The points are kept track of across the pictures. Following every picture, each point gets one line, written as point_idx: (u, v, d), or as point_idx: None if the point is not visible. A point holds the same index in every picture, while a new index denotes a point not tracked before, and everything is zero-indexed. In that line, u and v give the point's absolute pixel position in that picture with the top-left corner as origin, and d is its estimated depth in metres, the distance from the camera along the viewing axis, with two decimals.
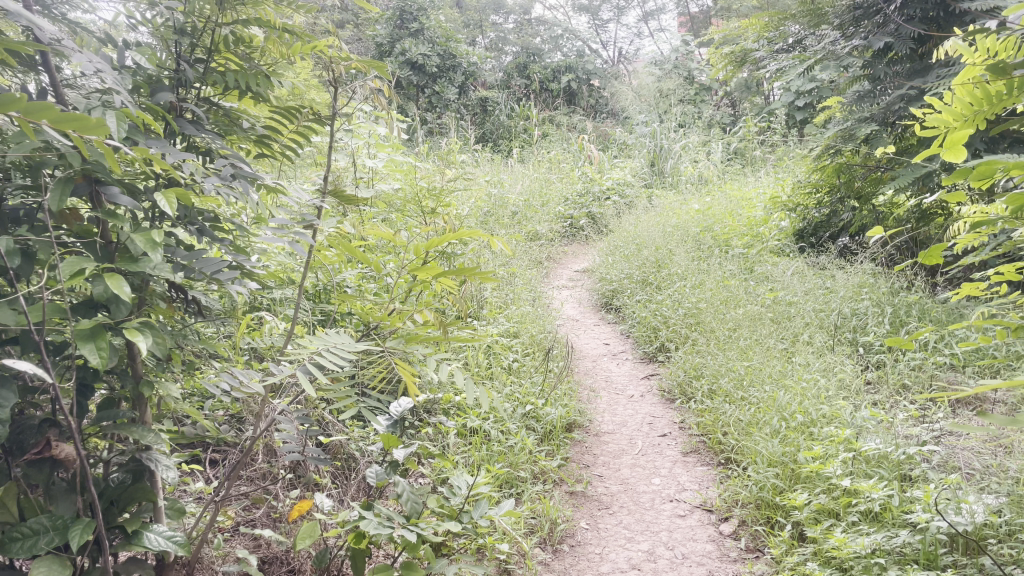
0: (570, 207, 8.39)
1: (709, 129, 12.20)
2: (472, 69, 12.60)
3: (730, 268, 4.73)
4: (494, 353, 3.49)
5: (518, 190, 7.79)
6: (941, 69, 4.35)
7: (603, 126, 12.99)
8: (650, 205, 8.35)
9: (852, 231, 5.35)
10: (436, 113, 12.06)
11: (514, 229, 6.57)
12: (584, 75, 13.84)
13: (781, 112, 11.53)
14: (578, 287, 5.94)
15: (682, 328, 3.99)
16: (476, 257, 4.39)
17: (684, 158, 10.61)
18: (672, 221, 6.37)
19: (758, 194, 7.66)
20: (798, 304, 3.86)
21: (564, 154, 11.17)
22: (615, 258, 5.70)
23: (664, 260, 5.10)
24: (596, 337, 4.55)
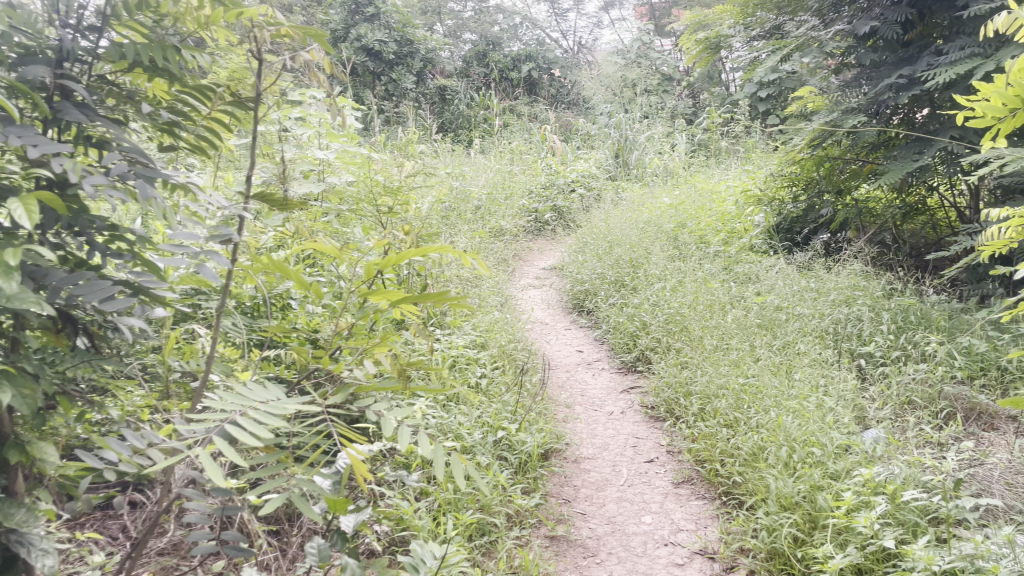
0: (534, 200, 8.03)
1: (673, 120, 11.96)
2: (430, 56, 12.17)
3: (709, 269, 4.43)
4: (458, 369, 3.12)
5: (481, 184, 7.42)
6: (932, 57, 4.10)
7: (565, 116, 12.67)
8: (617, 198, 8.06)
9: (832, 228, 5.10)
10: (393, 102, 11.61)
11: (476, 225, 6.19)
12: (545, 64, 13.46)
13: (745, 102, 11.34)
14: (545, 287, 5.60)
15: (664, 335, 3.68)
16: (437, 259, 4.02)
17: (650, 149, 10.34)
18: (643, 216, 6.05)
19: (727, 187, 7.40)
20: (789, 309, 3.56)
21: (526, 145, 10.83)
22: (585, 256, 5.38)
23: (638, 259, 4.79)
24: (567, 343, 4.22)
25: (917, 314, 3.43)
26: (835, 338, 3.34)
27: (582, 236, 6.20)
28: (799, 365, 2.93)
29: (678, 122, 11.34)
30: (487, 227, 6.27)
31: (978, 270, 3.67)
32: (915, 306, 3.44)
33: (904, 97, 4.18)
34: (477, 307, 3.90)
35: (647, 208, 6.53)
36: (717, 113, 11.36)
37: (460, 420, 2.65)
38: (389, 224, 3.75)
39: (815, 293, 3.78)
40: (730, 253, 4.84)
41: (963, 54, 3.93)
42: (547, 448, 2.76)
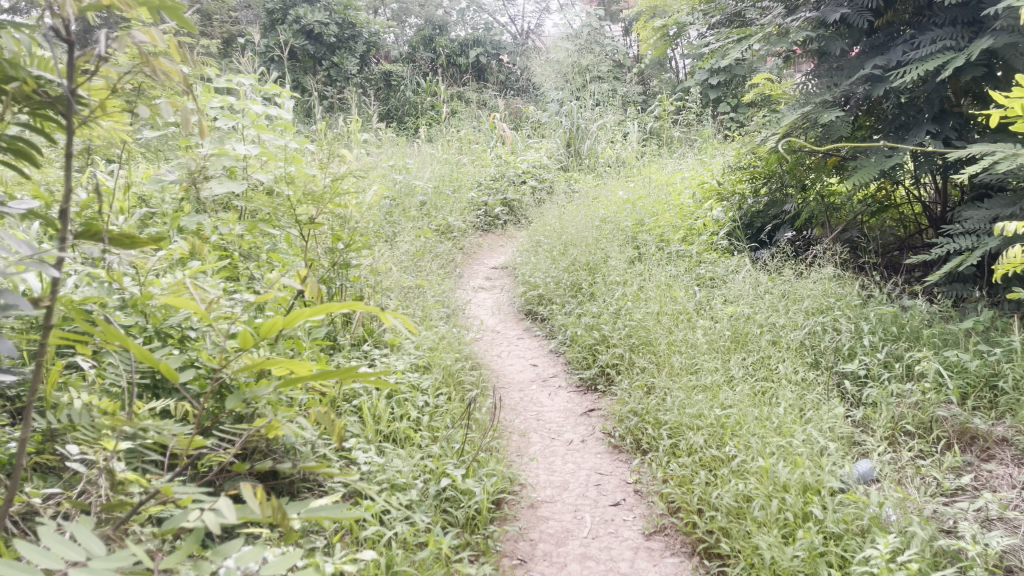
0: (484, 192, 7.64)
1: (625, 108, 11.66)
2: (373, 40, 11.66)
3: (672, 272, 4.12)
4: (397, 399, 2.73)
5: (427, 176, 6.99)
6: (907, 46, 3.83)
7: (515, 103, 12.28)
8: (570, 190, 7.72)
9: (797, 225, 4.85)
10: (335, 88, 11.09)
11: (422, 223, 5.77)
12: (494, 49, 13.01)
13: (697, 90, 11.11)
14: (496, 289, 5.24)
15: (626, 350, 3.35)
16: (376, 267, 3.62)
17: (602, 138, 10.02)
18: (598, 213, 5.71)
19: (683, 179, 7.12)
20: (761, 321, 3.26)
21: (474, 133, 10.41)
22: (537, 256, 5.03)
23: (595, 261, 4.46)
24: (520, 356, 3.87)
25: (898, 325, 3.16)
26: (812, 353, 3.05)
27: (534, 234, 5.85)
28: (779, 390, 2.62)
29: (630, 110, 11.06)
30: (433, 225, 5.86)
31: (958, 275, 3.44)
32: (896, 316, 3.17)
33: (878, 89, 3.91)
34: (421, 320, 3.51)
35: (602, 203, 6.20)
36: (669, 100, 11.11)
37: (398, 467, 2.27)
38: (319, 230, 3.33)
39: (787, 300, 3.48)
40: (693, 255, 4.54)
41: (937, 45, 3.65)
42: (499, 493, 2.40)
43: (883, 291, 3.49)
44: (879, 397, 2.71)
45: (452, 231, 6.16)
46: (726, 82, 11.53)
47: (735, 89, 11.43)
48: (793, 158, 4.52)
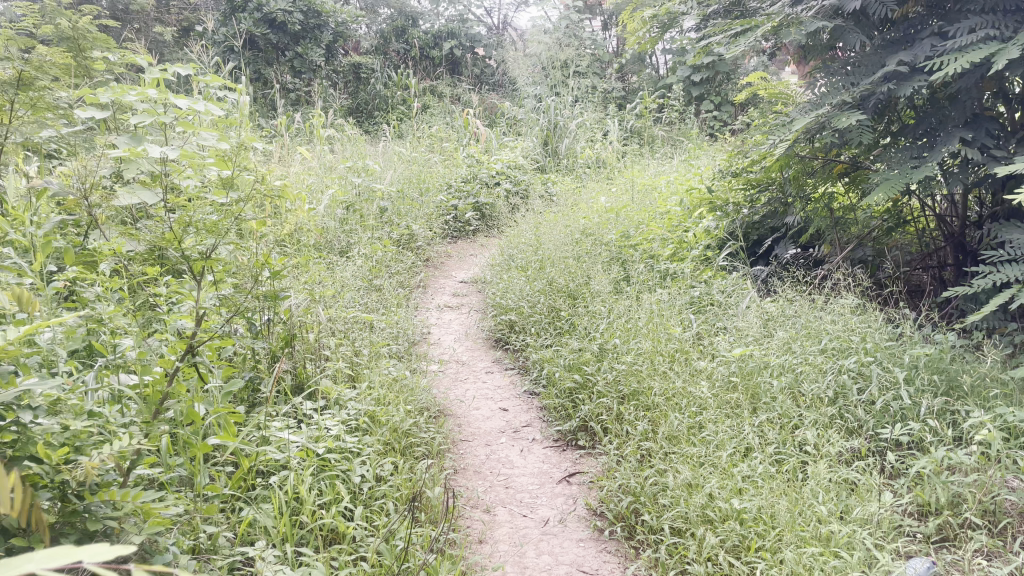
0: (454, 195, 7.07)
1: (605, 105, 11.15)
2: (340, 30, 11.00)
3: (664, 299, 3.58)
4: (328, 478, 2.17)
5: (391, 178, 6.38)
6: (938, 41, 3.30)
7: (490, 98, 11.70)
8: (547, 194, 7.18)
9: (802, 240, 4.35)
10: (300, 81, 10.47)
11: (382, 233, 5.18)
12: (469, 42, 12.39)
13: (679, 87, 10.59)
14: (464, 309, 4.68)
15: (612, 400, 2.81)
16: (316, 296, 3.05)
17: (581, 137, 9.48)
18: (578, 223, 5.15)
19: (669, 184, 6.59)
20: (775, 367, 2.74)
21: (447, 130, 9.82)
22: (510, 273, 4.47)
23: (575, 283, 3.91)
24: (487, 397, 3.31)
25: (936, 371, 2.65)
26: (837, 410, 2.54)
27: (507, 245, 5.29)
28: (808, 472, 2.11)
29: (611, 107, 10.54)
30: (395, 235, 5.27)
31: (1002, 310, 2.94)
32: (936, 359, 2.67)
33: (904, 88, 3.38)
34: (368, 361, 2.94)
35: (582, 211, 5.65)
36: (651, 98, 10.63)
37: None
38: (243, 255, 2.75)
39: (802, 338, 2.96)
40: (687, 279, 4.01)
41: (978, 35, 3.14)
42: None
43: (913, 330, 2.98)
44: (926, 472, 2.21)
45: (417, 242, 5.57)
46: (709, 80, 11.09)
47: (719, 87, 10.99)
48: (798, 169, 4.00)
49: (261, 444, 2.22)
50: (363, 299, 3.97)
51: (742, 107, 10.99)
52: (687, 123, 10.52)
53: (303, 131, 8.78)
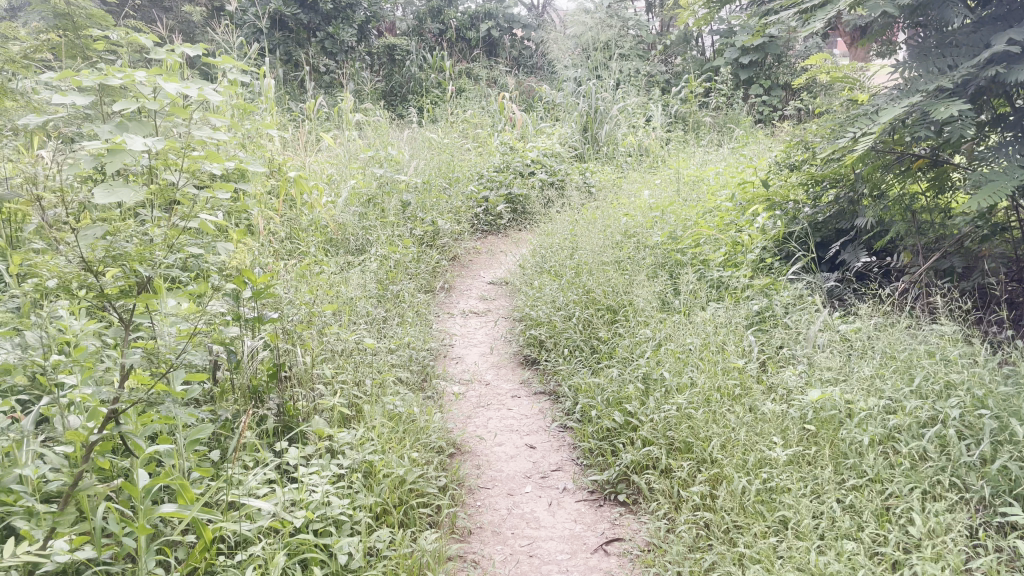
0: (485, 186, 6.61)
1: (649, 90, 10.59)
2: (374, 10, 10.56)
3: (719, 319, 3.09)
4: (308, 557, 1.76)
5: (418, 168, 5.94)
6: None
7: (528, 82, 11.17)
8: (584, 186, 6.68)
9: (875, 247, 3.82)
10: (331, 64, 10.07)
11: (404, 230, 4.75)
12: (507, 23, 11.87)
13: (726, 71, 9.97)
14: (491, 317, 4.24)
15: (659, 448, 2.34)
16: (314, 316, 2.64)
17: (622, 123, 8.94)
18: (619, 222, 4.66)
19: (719, 176, 6.05)
20: (859, 415, 2.25)
21: (481, 114, 9.35)
22: (542, 278, 4.01)
23: (616, 294, 3.43)
24: (512, 429, 2.86)
25: None
26: (941, 475, 2.05)
27: (539, 244, 4.82)
28: None
29: (654, 91, 9.98)
30: (419, 232, 4.84)
31: None
32: None
33: (1016, 72, 2.82)
34: (372, 393, 2.52)
35: (624, 207, 5.15)
36: (698, 81, 10.06)
37: None
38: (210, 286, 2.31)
39: (889, 376, 2.46)
40: (744, 290, 3.51)
41: None
42: None
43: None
44: None
45: (442, 238, 5.14)
46: (759, 62, 10.48)
47: (770, 70, 10.39)
48: (875, 167, 3.47)
49: (228, 512, 1.82)
50: (376, 309, 3.54)
51: (794, 91, 10.37)
52: (735, 108, 9.93)
53: (332, 115, 8.39)
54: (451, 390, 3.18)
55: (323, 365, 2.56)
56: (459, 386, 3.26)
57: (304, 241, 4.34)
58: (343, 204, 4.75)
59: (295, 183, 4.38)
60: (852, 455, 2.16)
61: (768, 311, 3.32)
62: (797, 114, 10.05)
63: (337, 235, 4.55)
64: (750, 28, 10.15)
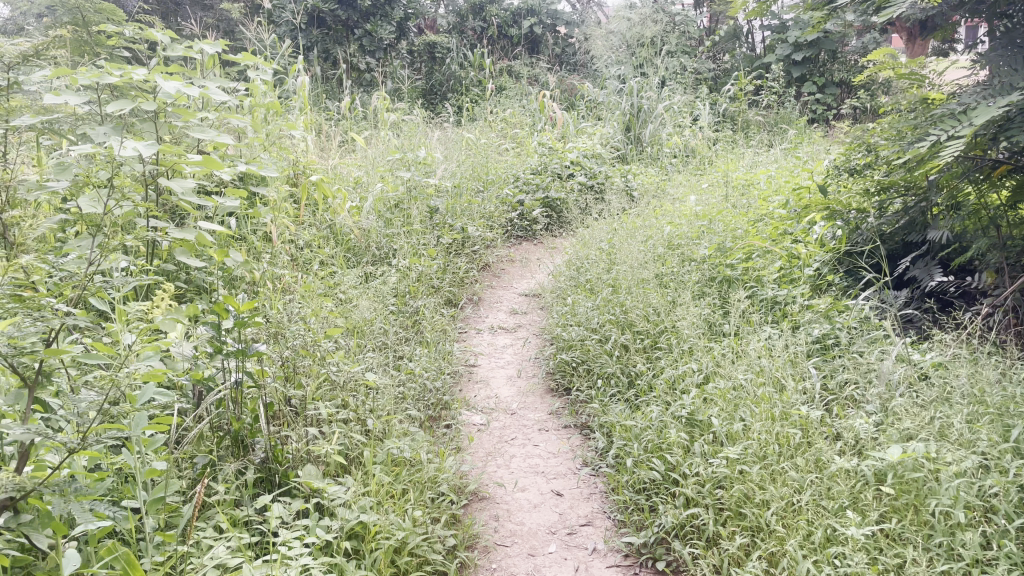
0: (521, 189, 6.30)
1: (696, 88, 10.15)
2: (413, 7, 10.30)
3: (775, 350, 2.72)
4: None
5: (450, 171, 5.64)
6: None
7: (570, 79, 10.82)
8: (625, 189, 6.33)
9: (951, 264, 3.40)
10: (368, 62, 9.83)
11: (431, 238, 4.47)
12: (549, 20, 11.51)
13: (778, 68, 9.51)
14: (520, 334, 3.92)
15: (706, 511, 1.99)
16: (315, 343, 2.35)
17: (668, 123, 8.54)
18: (662, 231, 4.29)
19: (770, 181, 5.64)
20: (949, 479, 1.88)
21: (521, 113, 9.02)
22: (576, 294, 3.68)
23: (657, 316, 3.08)
24: (536, 471, 2.54)
25: None
26: None
27: (575, 254, 4.49)
28: None
29: (702, 89, 9.54)
30: (447, 240, 4.54)
31: None
32: None
33: None
34: (377, 434, 2.22)
35: (667, 215, 4.78)
36: (748, 79, 9.60)
37: None
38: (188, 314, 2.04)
39: (982, 427, 2.08)
40: (802, 313, 3.13)
41: None
42: None
43: None
44: None
45: (472, 246, 4.84)
46: (812, 59, 9.98)
47: (824, 67, 9.89)
48: (953, 175, 3.06)
49: None
50: (393, 328, 3.25)
51: (850, 89, 9.86)
52: (787, 107, 9.45)
53: (367, 114, 8.14)
54: (471, 422, 2.86)
55: (323, 401, 2.28)
56: (481, 416, 2.94)
57: (323, 250, 4.07)
58: (367, 210, 4.47)
59: (317, 188, 4.12)
60: (941, 530, 1.79)
61: (830, 338, 2.94)
62: (852, 114, 9.53)
63: (359, 243, 4.28)
64: (804, 23, 9.66)
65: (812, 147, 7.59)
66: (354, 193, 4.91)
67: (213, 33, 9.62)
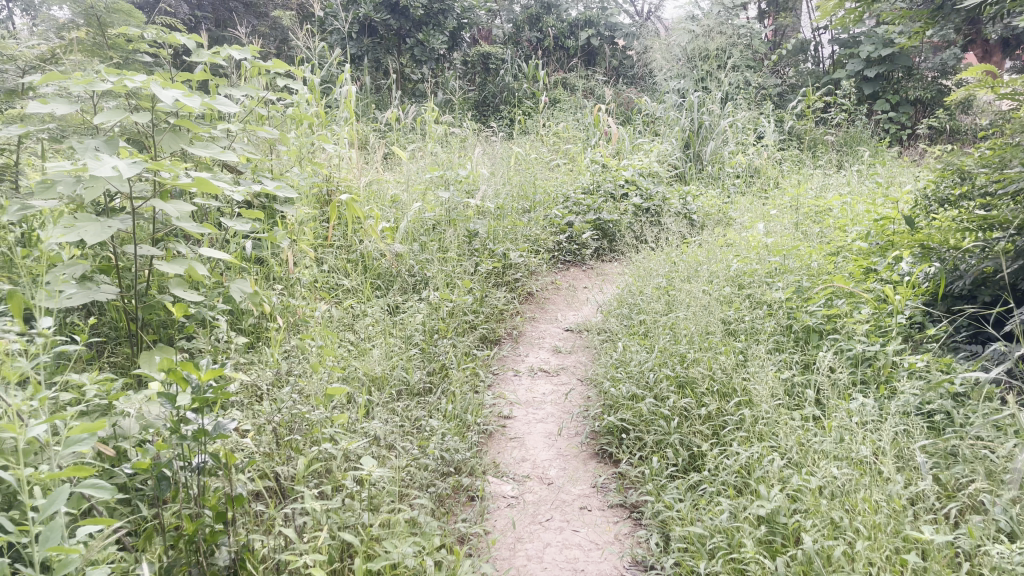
0: (571, 209, 5.87)
1: (760, 104, 9.57)
2: (467, 16, 9.95)
3: (870, 428, 2.23)
4: None
5: (494, 190, 5.24)
6: None
7: (627, 93, 10.34)
8: (683, 213, 5.85)
9: None
10: (419, 72, 9.51)
11: (469, 265, 4.06)
12: (608, 32, 11.05)
13: (849, 84, 8.91)
14: (563, 378, 3.46)
15: None
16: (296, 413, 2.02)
17: (731, 140, 8.00)
18: (729, 265, 3.79)
19: (845, 207, 5.10)
20: None
21: (575, 127, 8.59)
22: (627, 338, 3.22)
23: (724, 374, 2.60)
24: (575, 568, 2.08)
25: None
26: None
27: (626, 287, 4.02)
28: None
29: (767, 106, 8.97)
30: (486, 267, 4.13)
31: None
32: None
33: None
34: (379, 531, 1.81)
35: (732, 245, 4.28)
36: (817, 96, 8.99)
37: None
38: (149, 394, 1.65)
39: None
40: (899, 378, 2.63)
41: None
42: None
43: None
44: None
45: (513, 274, 4.41)
46: (886, 76, 9.32)
47: (898, 84, 9.21)
48: None
49: None
50: (416, 377, 2.85)
51: (926, 107, 9.20)
52: (859, 126, 8.80)
53: (414, 126, 7.80)
54: (500, 495, 2.43)
55: (316, 483, 1.88)
56: (512, 488, 2.50)
57: (349, 278, 3.70)
58: (400, 233, 4.09)
59: (346, 208, 3.75)
60: None
61: (938, 413, 2.43)
62: (929, 134, 8.86)
63: (390, 270, 3.89)
64: (879, 37, 9.02)
65: (888, 170, 6.97)
66: (389, 213, 4.54)
67: (265, 41, 9.40)
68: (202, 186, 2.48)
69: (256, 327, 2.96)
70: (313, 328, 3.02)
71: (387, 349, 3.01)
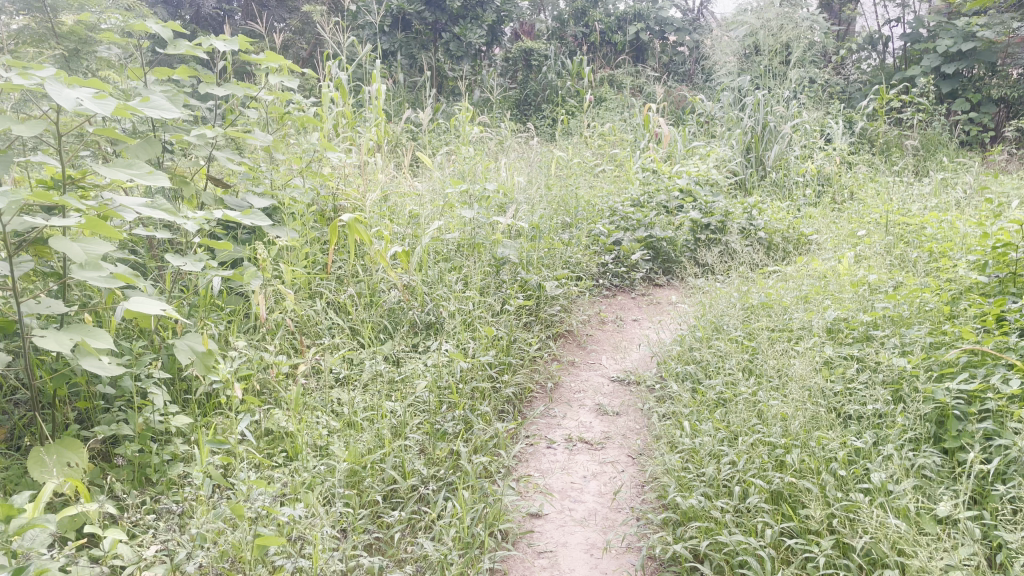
0: (617, 225, 5.11)
1: (828, 104, 8.64)
2: (507, 8, 9.21)
3: None
4: None
5: (529, 206, 4.51)
6: None
7: (678, 92, 9.51)
8: (745, 230, 5.04)
9: None
10: (455, 69, 8.81)
11: (495, 302, 3.35)
12: (659, 26, 10.19)
13: (927, 83, 7.97)
14: (609, 453, 2.71)
15: None
16: None
17: (798, 144, 7.13)
18: (822, 312, 2.98)
19: (943, 227, 4.26)
20: None
21: (623, 128, 7.80)
22: (696, 411, 2.46)
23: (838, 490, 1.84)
24: None
25: None
26: None
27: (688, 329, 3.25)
28: None
29: (835, 105, 8.06)
30: (516, 304, 3.41)
31: None
32: None
33: None
34: None
35: (817, 278, 3.49)
36: (891, 94, 8.04)
37: None
38: None
39: None
40: None
41: None
42: None
43: None
44: None
45: (549, 308, 3.67)
46: (966, 72, 8.34)
47: (980, 82, 8.20)
48: None
49: None
50: (413, 471, 2.15)
51: (1011, 107, 8.20)
52: (937, 127, 7.83)
53: (447, 129, 7.09)
54: None
55: None
56: None
57: (347, 321, 3.02)
58: (414, 262, 3.39)
59: (349, 230, 3.05)
60: None
61: None
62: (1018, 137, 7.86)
63: (397, 308, 3.19)
64: (959, 30, 8.04)
65: (979, 180, 6.04)
66: (403, 234, 3.83)
67: (294, 38, 8.77)
68: (104, 222, 1.76)
69: (213, 398, 2.30)
70: (286, 397, 2.35)
71: (379, 428, 2.32)
